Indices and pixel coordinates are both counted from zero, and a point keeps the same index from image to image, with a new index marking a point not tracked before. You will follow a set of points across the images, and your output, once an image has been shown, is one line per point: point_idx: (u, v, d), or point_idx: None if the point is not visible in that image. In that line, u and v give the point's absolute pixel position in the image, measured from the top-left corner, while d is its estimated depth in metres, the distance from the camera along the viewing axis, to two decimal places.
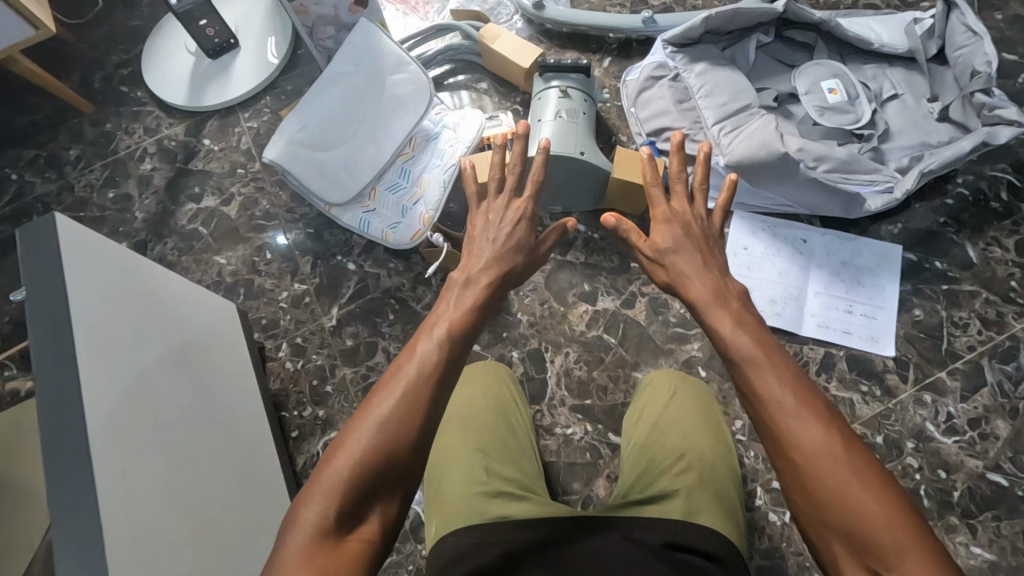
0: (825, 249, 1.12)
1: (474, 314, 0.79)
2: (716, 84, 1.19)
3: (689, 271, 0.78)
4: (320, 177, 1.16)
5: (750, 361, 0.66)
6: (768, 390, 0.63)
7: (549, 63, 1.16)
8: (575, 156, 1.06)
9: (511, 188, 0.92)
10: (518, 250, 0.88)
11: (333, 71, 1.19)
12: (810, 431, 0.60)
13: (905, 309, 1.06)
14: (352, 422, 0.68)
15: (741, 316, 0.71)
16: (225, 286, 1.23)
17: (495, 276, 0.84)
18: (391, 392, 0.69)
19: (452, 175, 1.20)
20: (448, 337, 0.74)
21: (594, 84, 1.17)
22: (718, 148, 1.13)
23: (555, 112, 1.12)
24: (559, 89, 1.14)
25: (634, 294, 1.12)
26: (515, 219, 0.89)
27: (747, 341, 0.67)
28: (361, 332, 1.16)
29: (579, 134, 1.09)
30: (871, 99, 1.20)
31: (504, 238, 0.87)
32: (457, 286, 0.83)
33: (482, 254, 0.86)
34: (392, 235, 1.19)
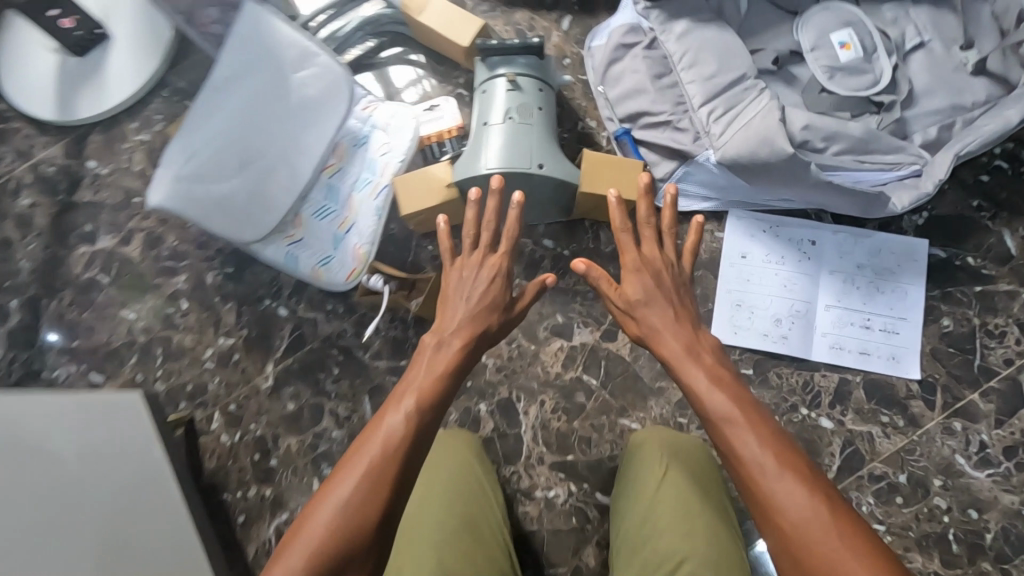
0: (837, 249, 0.94)
1: (445, 382, 0.70)
2: (702, 50, 0.95)
3: (647, 308, 0.72)
4: (235, 216, 0.93)
5: (713, 412, 0.62)
6: (738, 442, 0.58)
7: (491, 44, 0.90)
8: (531, 171, 0.86)
9: (486, 242, 0.80)
10: (492, 310, 0.77)
11: (221, 75, 0.91)
12: (790, 492, 0.54)
13: (932, 320, 0.90)
14: (309, 509, 0.60)
15: (710, 366, 0.66)
16: (139, 346, 1.05)
17: (468, 339, 0.74)
18: (355, 467, 0.61)
19: (387, 200, 0.96)
20: (416, 408, 0.66)
21: (550, 66, 0.92)
22: (707, 138, 0.91)
23: (503, 111, 0.88)
24: (506, 78, 0.90)
25: (616, 323, 0.96)
26: (491, 277, 0.78)
27: (712, 389, 0.63)
28: (302, 393, 0.99)
29: (534, 141, 0.88)
30: (891, 52, 0.98)
31: (478, 295, 0.77)
32: (424, 357, 0.73)
33: (455, 316, 0.76)
34: (324, 272, 1.00)
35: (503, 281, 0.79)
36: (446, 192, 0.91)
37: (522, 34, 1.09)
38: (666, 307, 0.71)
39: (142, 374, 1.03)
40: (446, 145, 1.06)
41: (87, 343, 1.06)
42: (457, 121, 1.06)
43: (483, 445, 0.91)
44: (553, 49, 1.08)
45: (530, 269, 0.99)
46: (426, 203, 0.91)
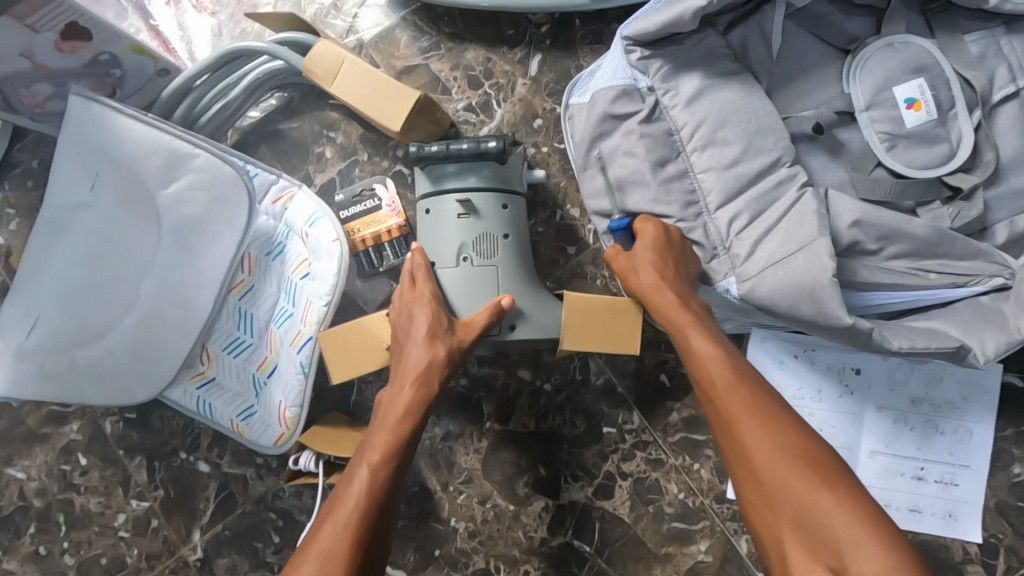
0: (884, 378, 0.75)
1: (412, 409, 0.64)
2: (722, 123, 0.70)
3: (647, 284, 0.66)
4: (106, 382, 0.72)
5: (709, 371, 0.60)
6: (733, 404, 0.57)
7: (429, 150, 0.70)
8: (500, 338, 0.68)
9: (410, 280, 0.69)
10: (435, 337, 0.66)
11: (58, 205, 0.70)
12: (778, 450, 0.53)
13: (1000, 466, 0.74)
14: (295, 556, 0.55)
15: (715, 337, 0.62)
16: (35, 512, 0.86)
17: (418, 380, 0.65)
18: (334, 511, 0.57)
19: (311, 357, 0.76)
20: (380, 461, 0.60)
21: (515, 171, 0.72)
22: (728, 258, 0.69)
23: (457, 248, 0.69)
24: (458, 197, 0.70)
25: (612, 476, 0.78)
26: (427, 317, 0.66)
27: (712, 353, 0.60)
28: (239, 567, 0.83)
29: (501, 288, 0.69)
30: (973, 106, 0.73)
31: (416, 336, 0.66)
32: (383, 403, 0.65)
33: (403, 357, 0.66)
34: (246, 429, 0.79)
35: (439, 308, 0.67)
36: (383, 355, 0.74)
37: (476, 82, 0.81)
38: (671, 283, 0.66)
39: (45, 546, 0.86)
40: (386, 250, 0.81)
41: None
42: (400, 217, 0.80)
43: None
44: (518, 104, 0.81)
45: (502, 410, 0.80)
46: (357, 367, 0.74)
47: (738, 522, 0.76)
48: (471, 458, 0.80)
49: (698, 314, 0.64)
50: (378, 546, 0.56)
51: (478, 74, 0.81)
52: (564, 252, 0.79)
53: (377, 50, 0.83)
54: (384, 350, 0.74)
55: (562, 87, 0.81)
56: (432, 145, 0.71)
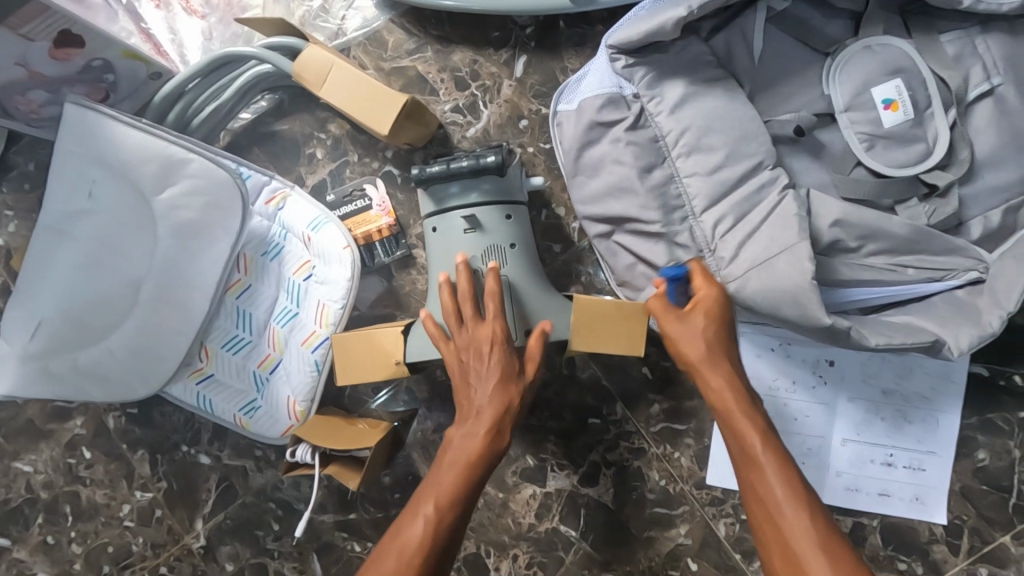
0: (857, 370, 0.78)
1: (470, 471, 0.60)
2: (707, 129, 0.72)
3: (704, 371, 0.63)
4: (107, 382, 0.74)
5: (728, 405, 0.62)
6: (781, 511, 0.56)
7: (431, 171, 0.68)
8: (518, 343, 0.69)
9: (473, 313, 0.65)
10: (508, 379, 0.62)
11: (59, 211, 0.72)
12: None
13: (965, 452, 0.77)
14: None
15: (781, 451, 0.59)
16: (43, 504, 0.89)
17: (492, 427, 0.61)
18: (381, 569, 0.56)
19: (325, 354, 0.79)
20: (437, 514, 0.58)
21: (516, 180, 0.71)
22: (714, 261, 0.71)
23: (468, 262, 0.69)
24: (462, 213, 0.69)
25: (597, 465, 0.82)
26: (501, 357, 0.62)
27: (781, 476, 0.57)
28: (241, 553, 0.86)
29: (514, 297, 0.69)
30: (948, 105, 0.75)
31: (487, 372, 0.62)
32: (450, 442, 0.62)
33: (470, 395, 0.63)
34: (251, 423, 0.82)
35: (507, 343, 0.64)
36: (393, 367, 0.72)
37: (464, 84, 0.83)
38: (729, 376, 0.63)
39: (53, 536, 0.89)
40: (377, 249, 0.83)
41: None
42: (390, 217, 0.83)
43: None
44: (504, 105, 0.83)
45: None
46: (365, 377, 0.73)
47: (716, 507, 0.80)
48: None
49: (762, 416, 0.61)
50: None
51: (465, 76, 0.83)
52: (551, 250, 0.82)
53: (366, 53, 0.85)
54: (394, 363, 0.72)
55: (547, 89, 0.82)
56: (432, 162, 0.69)
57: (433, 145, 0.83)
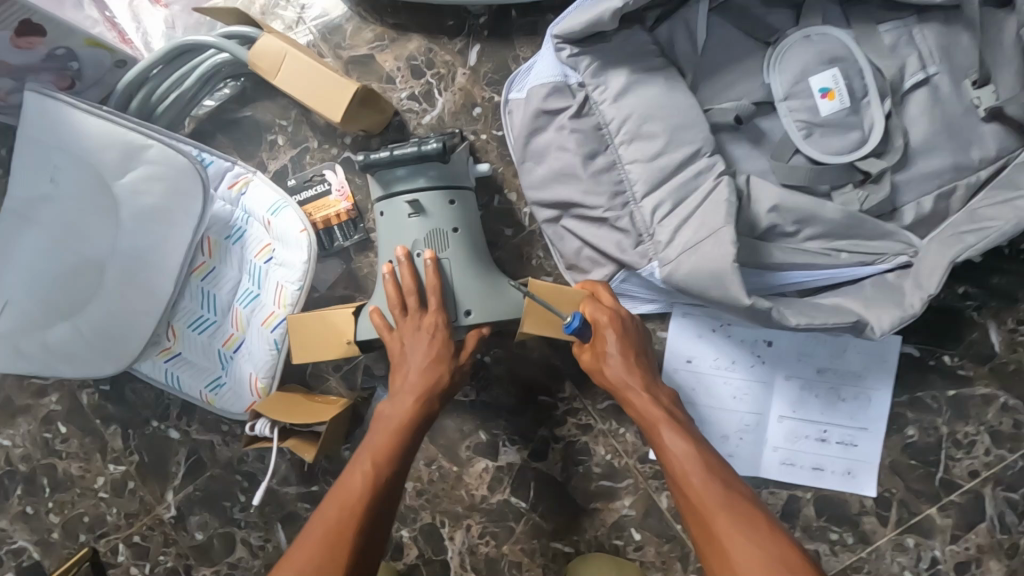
0: (794, 351, 0.81)
1: (402, 435, 0.66)
2: (647, 117, 0.75)
3: (620, 375, 0.68)
4: (75, 359, 0.78)
5: (650, 418, 0.67)
6: (705, 500, 0.61)
7: (376, 156, 0.70)
8: (459, 324, 0.71)
9: (414, 304, 0.70)
10: (439, 358, 0.68)
11: (23, 196, 0.75)
12: (750, 554, 0.56)
13: (895, 428, 0.81)
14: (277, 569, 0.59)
15: (690, 434, 0.65)
16: (21, 476, 0.94)
17: (421, 396, 0.67)
18: (324, 520, 0.61)
19: (284, 334, 0.82)
20: (375, 468, 0.64)
21: (460, 167, 0.73)
22: (651, 245, 0.74)
23: (411, 246, 0.71)
24: (407, 198, 0.71)
25: (546, 440, 0.85)
26: (435, 341, 0.69)
27: (694, 458, 0.63)
28: (210, 523, 0.91)
29: (456, 281, 0.71)
30: (885, 94, 0.77)
31: (421, 352, 0.68)
32: (382, 416, 0.68)
33: (404, 372, 0.69)
34: (216, 399, 0.86)
35: (446, 333, 0.70)
36: (344, 347, 0.75)
37: (419, 72, 0.86)
38: (642, 377, 0.69)
39: (32, 506, 0.94)
40: (336, 233, 0.86)
41: None
42: (348, 202, 0.86)
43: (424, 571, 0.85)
44: (458, 93, 0.85)
45: None
46: (317, 356, 0.76)
47: (659, 480, 0.84)
48: None
49: (672, 408, 0.68)
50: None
51: (420, 64, 0.86)
52: (502, 234, 0.85)
53: (325, 41, 0.87)
54: (344, 343, 0.75)
55: (499, 77, 0.85)
56: (379, 150, 0.72)
57: (390, 132, 0.86)
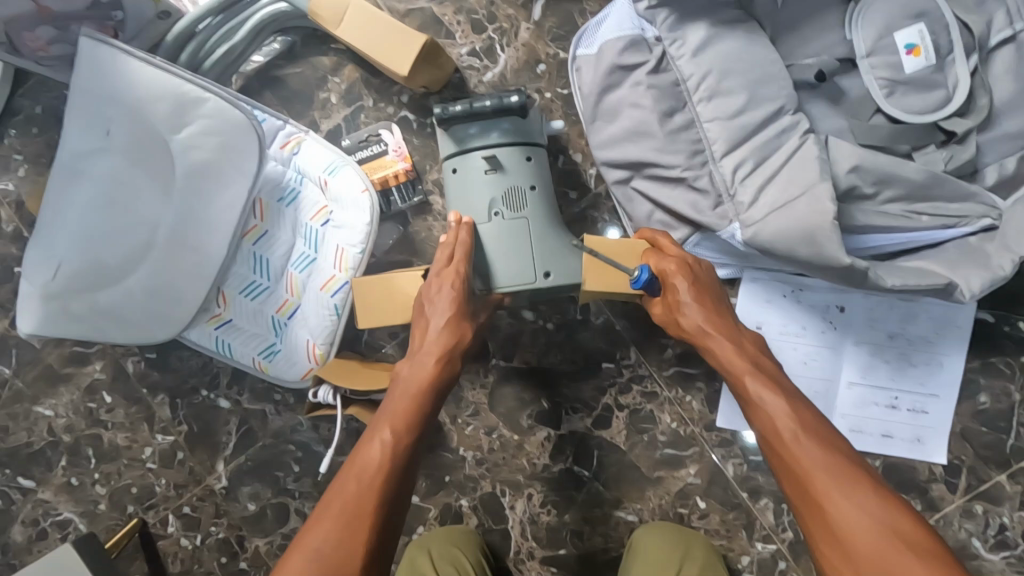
0: (866, 316, 0.80)
1: (424, 403, 0.60)
2: (727, 72, 0.72)
3: (702, 326, 0.65)
4: (123, 324, 0.74)
5: (734, 365, 0.62)
6: (796, 451, 0.56)
7: (452, 110, 0.68)
8: (537, 286, 0.68)
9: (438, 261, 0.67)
10: (461, 316, 0.64)
11: (74, 150, 0.70)
12: (862, 507, 0.51)
13: (966, 395, 0.80)
14: (294, 546, 0.52)
15: (775, 383, 0.60)
16: (65, 446, 0.91)
17: (442, 356, 0.62)
18: (344, 494, 0.54)
19: (345, 299, 0.79)
20: (394, 437, 0.57)
21: (534, 123, 0.70)
22: (732, 206, 0.71)
23: (487, 204, 0.68)
24: (483, 154, 0.69)
25: (609, 408, 0.84)
26: (455, 301, 0.64)
27: (784, 412, 0.57)
28: (262, 493, 0.89)
29: (534, 241, 0.68)
30: (970, 51, 0.74)
31: (439, 313, 0.64)
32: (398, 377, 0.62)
33: (423, 334, 0.64)
34: (270, 367, 0.83)
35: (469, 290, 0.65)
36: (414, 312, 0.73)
37: (480, 27, 0.82)
38: (719, 324, 0.64)
39: (77, 477, 0.91)
40: (393, 196, 0.83)
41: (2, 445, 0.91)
42: (406, 162, 0.82)
43: (481, 542, 0.83)
44: (521, 50, 0.82)
45: (506, 347, 0.84)
46: (384, 321, 0.73)
47: (725, 448, 0.83)
48: (477, 393, 0.85)
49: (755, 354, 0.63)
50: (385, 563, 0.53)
51: (481, 19, 0.82)
52: (566, 197, 0.82)
53: None
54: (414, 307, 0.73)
55: (565, 32, 0.81)
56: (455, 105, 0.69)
57: (449, 89, 0.82)
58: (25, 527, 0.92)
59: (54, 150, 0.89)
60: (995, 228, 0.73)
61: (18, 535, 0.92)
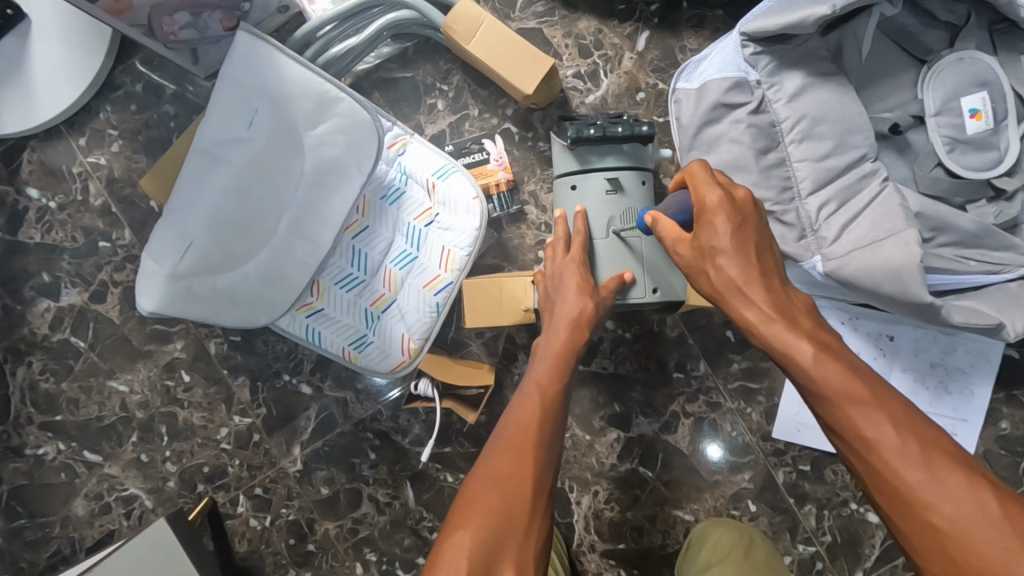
0: (912, 346, 0.89)
1: (559, 372, 0.65)
2: (819, 119, 0.79)
3: (744, 280, 0.60)
4: (235, 306, 0.75)
5: (764, 325, 0.59)
6: (850, 410, 0.53)
7: (586, 133, 0.72)
8: (646, 300, 0.74)
9: (562, 246, 0.74)
10: (585, 290, 0.71)
11: (212, 137, 0.73)
12: (946, 483, 0.49)
13: (990, 421, 0.90)
14: (451, 514, 0.53)
15: (818, 340, 0.58)
16: (137, 423, 0.92)
17: (572, 324, 0.69)
18: (508, 432, 0.58)
19: (448, 297, 0.83)
20: (546, 386, 0.63)
21: (649, 150, 0.76)
22: (815, 240, 0.79)
23: (606, 221, 0.75)
24: (604, 175, 0.75)
25: (676, 414, 0.91)
26: (577, 279, 0.71)
27: (863, 396, 0.53)
28: (337, 478, 0.92)
29: (647, 258, 0.74)
30: (1021, 119, 0.84)
31: (567, 289, 0.71)
32: (539, 349, 0.69)
33: (556, 310, 0.71)
34: (361, 358, 0.84)
35: (587, 272, 0.72)
36: (523, 314, 0.83)
37: (587, 52, 0.88)
38: (762, 291, 0.60)
39: (147, 454, 0.92)
40: (492, 203, 0.87)
41: (72, 418, 0.91)
42: (507, 172, 0.87)
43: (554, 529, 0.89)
44: (623, 77, 0.88)
45: (587, 352, 0.91)
46: (494, 320, 0.83)
47: (777, 457, 0.91)
48: None
49: (812, 321, 0.59)
50: (546, 524, 0.54)
51: (589, 44, 0.88)
52: None
53: (493, 9, 0.88)
54: (521, 310, 0.83)
55: (665, 65, 0.88)
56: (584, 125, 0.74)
57: (553, 107, 0.88)
58: (87, 501, 0.92)
59: (151, 129, 0.90)
60: None
61: (80, 509, 0.91)
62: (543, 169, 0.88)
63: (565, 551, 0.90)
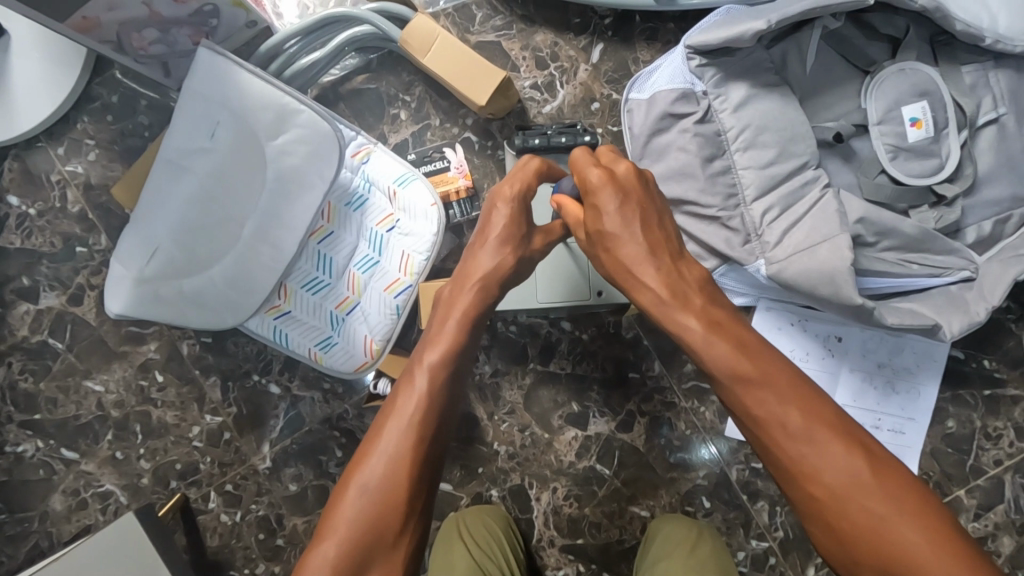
0: (861, 347, 0.92)
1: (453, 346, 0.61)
2: (764, 128, 0.82)
3: (634, 261, 0.60)
4: (202, 307, 0.79)
5: (661, 297, 0.58)
6: (752, 381, 0.53)
7: (531, 143, 0.83)
8: (592, 302, 0.83)
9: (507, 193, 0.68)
10: (506, 247, 0.67)
11: (177, 148, 0.77)
12: (825, 453, 0.50)
13: (937, 420, 0.92)
14: (348, 473, 0.55)
15: (715, 315, 0.57)
16: (113, 422, 0.95)
17: (477, 285, 0.65)
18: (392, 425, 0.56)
19: (408, 299, 0.86)
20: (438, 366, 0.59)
21: None
22: (760, 245, 0.82)
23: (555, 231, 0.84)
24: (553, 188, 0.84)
25: (632, 413, 0.94)
26: (500, 239, 0.67)
27: (766, 371, 0.53)
28: (305, 475, 0.95)
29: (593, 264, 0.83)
30: (962, 127, 0.86)
31: (489, 242, 0.67)
32: (439, 309, 0.65)
33: (471, 263, 0.67)
34: (327, 359, 0.87)
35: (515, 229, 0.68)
36: None
37: (544, 63, 0.91)
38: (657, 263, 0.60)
39: (123, 451, 0.95)
40: (453, 209, 0.90)
41: (50, 416, 0.95)
42: (467, 179, 0.90)
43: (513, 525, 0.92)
44: (579, 87, 0.91)
45: (545, 353, 0.94)
46: None
47: (731, 455, 0.94)
48: (515, 393, 0.95)
49: (704, 293, 0.59)
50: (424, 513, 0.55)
51: (545, 56, 0.91)
52: None
53: (453, 23, 0.91)
54: None
55: (619, 76, 0.91)
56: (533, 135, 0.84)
57: (511, 117, 0.91)
58: (65, 497, 0.95)
59: (127, 139, 0.94)
60: (973, 279, 0.84)
61: (57, 504, 0.95)
62: (501, 177, 0.91)
63: (524, 547, 0.93)
